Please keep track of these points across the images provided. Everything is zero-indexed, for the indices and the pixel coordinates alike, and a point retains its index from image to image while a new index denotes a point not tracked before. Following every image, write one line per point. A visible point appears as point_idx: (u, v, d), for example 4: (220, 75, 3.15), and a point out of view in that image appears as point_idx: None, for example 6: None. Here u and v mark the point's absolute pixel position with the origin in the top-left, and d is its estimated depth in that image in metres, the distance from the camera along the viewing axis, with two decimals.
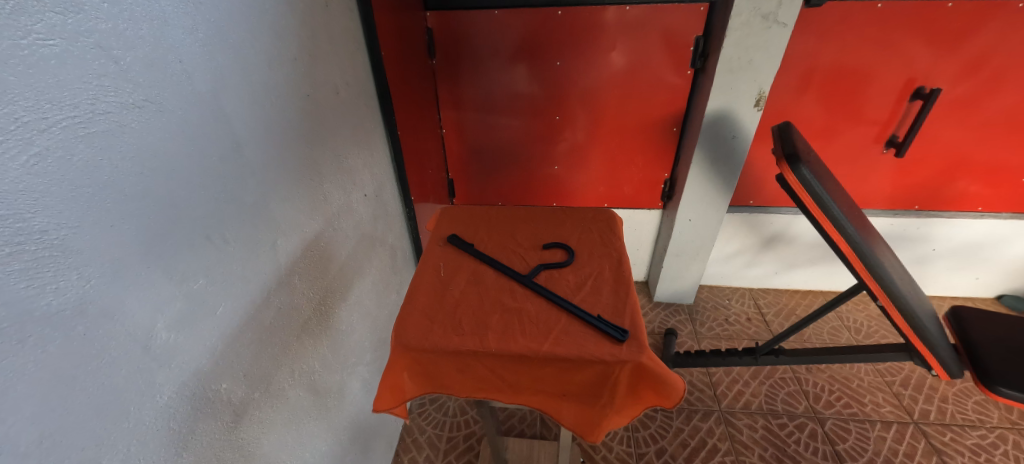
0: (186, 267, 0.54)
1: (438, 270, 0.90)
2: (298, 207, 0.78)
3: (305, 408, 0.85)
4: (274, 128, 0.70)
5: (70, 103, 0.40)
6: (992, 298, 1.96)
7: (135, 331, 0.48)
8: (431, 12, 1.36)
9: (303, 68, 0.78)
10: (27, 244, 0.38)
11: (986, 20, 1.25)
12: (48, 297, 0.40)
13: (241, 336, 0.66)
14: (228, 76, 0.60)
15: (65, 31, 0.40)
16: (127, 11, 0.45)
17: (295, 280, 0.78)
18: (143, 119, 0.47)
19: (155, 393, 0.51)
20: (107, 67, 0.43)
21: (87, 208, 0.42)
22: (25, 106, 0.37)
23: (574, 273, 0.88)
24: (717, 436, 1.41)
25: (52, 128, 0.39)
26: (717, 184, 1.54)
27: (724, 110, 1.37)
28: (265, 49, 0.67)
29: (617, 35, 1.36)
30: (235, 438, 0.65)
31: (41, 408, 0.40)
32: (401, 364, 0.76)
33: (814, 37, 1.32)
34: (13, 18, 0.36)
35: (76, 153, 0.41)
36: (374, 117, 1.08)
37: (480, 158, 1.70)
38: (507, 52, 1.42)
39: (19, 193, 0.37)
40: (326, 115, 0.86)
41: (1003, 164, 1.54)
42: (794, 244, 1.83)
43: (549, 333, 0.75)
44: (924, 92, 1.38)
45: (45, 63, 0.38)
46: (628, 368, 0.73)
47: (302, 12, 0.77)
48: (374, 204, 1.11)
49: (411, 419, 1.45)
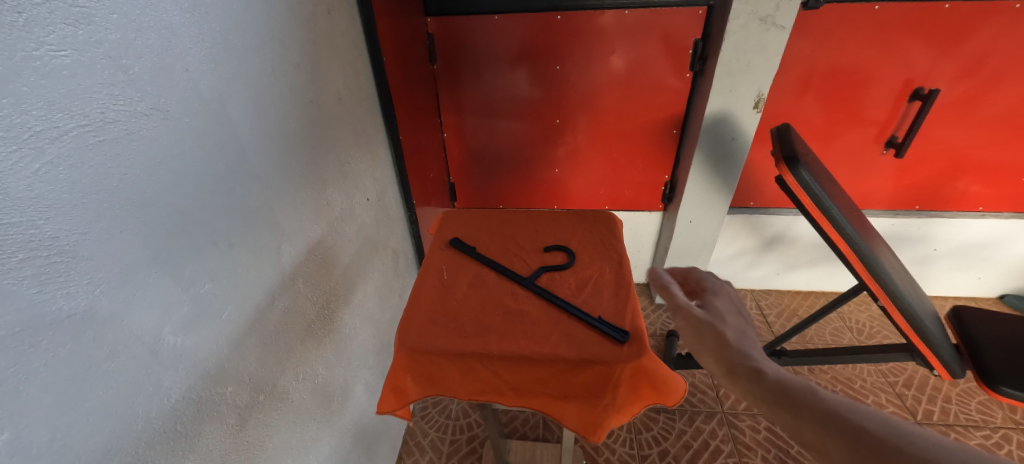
0: (193, 272, 0.55)
1: (440, 273, 0.90)
2: (301, 211, 0.79)
3: (309, 411, 0.85)
4: (278, 134, 0.71)
5: (81, 112, 0.41)
6: (995, 297, 1.96)
7: (142, 335, 0.49)
8: (431, 18, 1.38)
9: (306, 74, 0.79)
10: (38, 250, 0.39)
11: (984, 21, 1.26)
12: (59, 302, 0.41)
13: (247, 338, 0.66)
14: (233, 83, 0.60)
15: (77, 42, 0.41)
16: (136, 21, 0.46)
17: (299, 284, 0.79)
18: (151, 127, 0.48)
19: (162, 396, 0.52)
20: (117, 77, 0.44)
21: (96, 214, 0.43)
22: (38, 116, 0.38)
23: (576, 275, 0.89)
24: (720, 437, 1.41)
25: (63, 137, 0.40)
26: (718, 186, 1.55)
27: (723, 112, 1.37)
28: (269, 56, 0.68)
29: (616, 39, 1.37)
30: (240, 440, 0.66)
31: (53, 410, 0.41)
32: (404, 367, 0.77)
33: (814, 38, 1.33)
34: (26, 30, 0.37)
35: (86, 161, 0.42)
36: (376, 122, 1.09)
37: (480, 162, 1.71)
38: (507, 56, 1.43)
39: (32, 200, 0.38)
40: (329, 120, 0.87)
41: (1003, 164, 1.54)
42: (795, 245, 1.83)
43: (550, 335, 0.76)
44: (922, 92, 1.38)
45: (57, 74, 0.39)
46: (629, 370, 0.73)
47: (305, 18, 0.78)
48: (376, 208, 1.11)
49: (414, 422, 1.46)
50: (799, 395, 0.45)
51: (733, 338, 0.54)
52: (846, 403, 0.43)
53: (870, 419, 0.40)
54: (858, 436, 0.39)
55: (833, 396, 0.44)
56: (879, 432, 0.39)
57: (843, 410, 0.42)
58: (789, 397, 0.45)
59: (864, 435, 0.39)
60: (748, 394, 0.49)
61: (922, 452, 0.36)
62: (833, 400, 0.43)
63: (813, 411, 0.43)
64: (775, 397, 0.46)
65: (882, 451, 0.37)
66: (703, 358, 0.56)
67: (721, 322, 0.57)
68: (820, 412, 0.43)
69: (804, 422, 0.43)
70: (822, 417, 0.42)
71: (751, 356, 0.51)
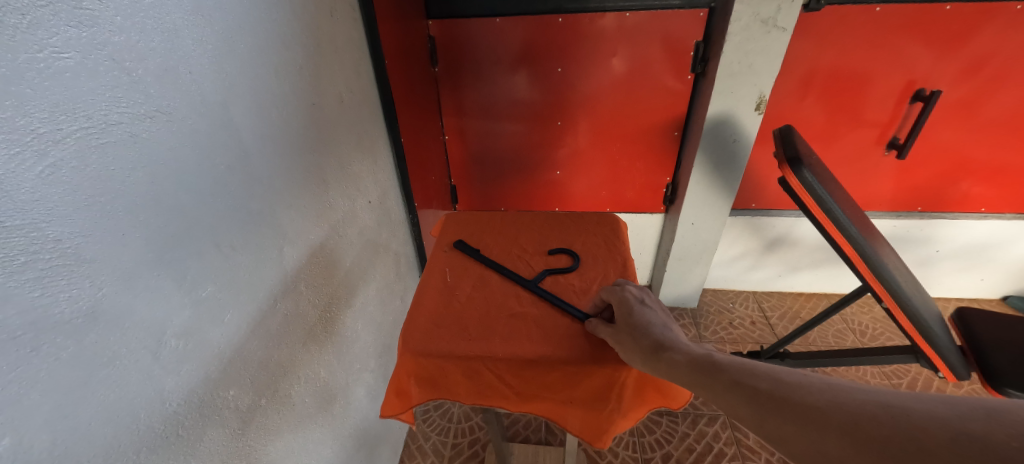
0: (195, 275, 0.54)
1: (444, 276, 0.90)
2: (303, 214, 0.79)
3: (311, 414, 0.85)
4: (281, 137, 0.71)
5: (84, 114, 0.41)
6: (997, 299, 1.96)
7: (143, 338, 0.48)
8: (432, 21, 1.38)
9: (308, 77, 0.79)
10: (41, 253, 0.39)
11: (985, 22, 1.26)
12: (61, 306, 0.40)
13: (249, 341, 0.66)
14: (236, 86, 0.60)
15: (80, 44, 0.41)
16: (139, 23, 0.46)
17: (301, 287, 0.79)
18: (155, 130, 0.48)
19: (165, 400, 0.52)
20: (120, 79, 0.44)
21: (98, 217, 0.43)
22: (42, 118, 0.38)
23: (580, 278, 0.89)
24: (723, 440, 1.40)
25: (66, 139, 0.40)
26: (719, 187, 1.54)
27: (725, 114, 1.37)
28: (272, 59, 0.68)
29: (617, 42, 1.37)
30: (242, 444, 0.65)
31: (54, 415, 0.40)
32: (406, 371, 0.76)
33: (815, 39, 1.33)
34: (29, 32, 0.37)
35: (89, 164, 0.41)
36: (378, 124, 1.09)
37: (482, 165, 1.71)
38: (508, 59, 1.44)
39: (34, 202, 0.38)
40: (331, 122, 0.87)
41: (1005, 165, 1.54)
42: (797, 247, 1.83)
43: (555, 338, 0.76)
44: (924, 94, 1.38)
45: (61, 76, 0.39)
46: (634, 374, 0.72)
47: (307, 21, 0.78)
48: (378, 210, 1.11)
49: (416, 426, 1.45)
50: (707, 370, 0.55)
51: (650, 337, 0.65)
52: (737, 364, 0.54)
53: (755, 374, 0.51)
54: (752, 389, 0.49)
55: (730, 361, 0.55)
56: (764, 384, 0.49)
57: (738, 371, 0.53)
58: (701, 375, 0.55)
59: (756, 388, 0.49)
60: (673, 380, 0.58)
61: (792, 387, 0.47)
62: (728, 365, 0.54)
63: (719, 381, 0.53)
64: (692, 376, 0.56)
65: (772, 397, 0.47)
66: (635, 359, 0.65)
67: (635, 327, 0.67)
68: (724, 379, 0.53)
69: (717, 392, 0.53)
70: (726, 384, 0.52)
71: (667, 347, 0.62)
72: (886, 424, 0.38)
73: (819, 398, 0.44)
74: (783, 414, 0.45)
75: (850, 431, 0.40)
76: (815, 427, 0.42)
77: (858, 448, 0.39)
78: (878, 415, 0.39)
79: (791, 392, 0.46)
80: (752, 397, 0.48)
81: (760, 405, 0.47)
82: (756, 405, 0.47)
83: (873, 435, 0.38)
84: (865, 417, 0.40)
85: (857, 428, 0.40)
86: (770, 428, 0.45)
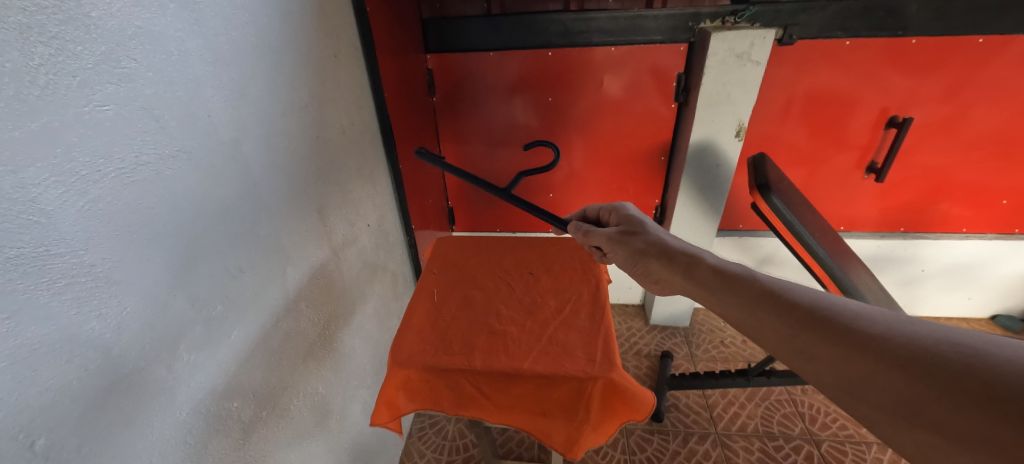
0: (206, 293, 0.60)
1: (431, 296, 0.96)
2: (305, 237, 0.85)
3: (308, 429, 0.89)
4: (286, 167, 0.78)
5: (118, 157, 0.48)
6: (986, 318, 1.99)
7: (159, 351, 0.54)
8: (431, 54, 1.47)
9: (313, 113, 0.86)
10: (78, 276, 0.45)
11: (950, 55, 1.34)
12: (92, 323, 0.46)
13: (253, 356, 0.71)
14: (248, 125, 0.68)
15: (118, 98, 0.47)
16: (167, 77, 0.53)
17: (301, 306, 0.84)
18: (176, 168, 0.54)
19: (175, 409, 0.57)
20: (149, 125, 0.51)
21: (125, 244, 0.49)
22: (84, 162, 0.44)
23: (555, 298, 0.94)
24: (713, 458, 1.42)
25: (102, 179, 0.46)
26: (705, 209, 1.61)
27: (706, 141, 1.45)
28: (280, 98, 0.76)
29: (604, 72, 1.46)
30: (245, 452, 0.70)
31: (81, 419, 0.46)
32: (395, 384, 0.80)
33: (791, 70, 1.41)
34: (79, 90, 0.44)
35: (121, 198, 0.48)
36: (377, 152, 1.16)
37: (478, 187, 1.79)
38: (504, 88, 1.52)
39: (75, 234, 0.44)
40: (333, 153, 0.94)
41: (982, 187, 1.60)
42: (785, 267, 1.87)
43: (529, 352, 0.81)
44: (897, 121, 1.46)
45: (102, 126, 0.46)
46: (600, 384, 0.76)
47: (314, 63, 0.86)
48: (377, 233, 1.17)
49: (412, 443, 1.48)
50: (732, 280, 0.63)
51: (675, 244, 0.75)
52: (776, 283, 0.59)
53: (797, 294, 0.56)
54: (791, 308, 0.54)
55: (767, 276, 0.61)
56: (806, 304, 0.54)
57: (772, 287, 0.58)
58: (723, 280, 0.64)
59: (798, 307, 0.54)
60: (685, 275, 0.70)
61: (836, 311, 0.51)
62: (765, 277, 0.61)
63: (744, 292, 0.60)
64: (712, 279, 0.66)
65: (814, 317, 0.52)
66: (651, 261, 0.76)
67: (660, 238, 0.78)
68: (756, 291, 0.59)
69: (742, 299, 0.60)
70: (754, 294, 0.59)
71: (683, 253, 0.72)
72: (952, 364, 0.41)
73: (872, 327, 0.47)
74: (823, 332, 0.50)
75: (905, 364, 0.43)
76: (863, 352, 0.46)
77: (910, 380, 0.42)
78: (940, 352, 0.42)
79: (838, 318, 0.50)
80: (792, 316, 0.53)
81: (795, 322, 0.53)
82: (791, 320, 0.53)
83: (932, 371, 0.41)
84: (930, 357, 0.42)
85: (918, 364, 0.42)
86: (806, 344, 0.50)
